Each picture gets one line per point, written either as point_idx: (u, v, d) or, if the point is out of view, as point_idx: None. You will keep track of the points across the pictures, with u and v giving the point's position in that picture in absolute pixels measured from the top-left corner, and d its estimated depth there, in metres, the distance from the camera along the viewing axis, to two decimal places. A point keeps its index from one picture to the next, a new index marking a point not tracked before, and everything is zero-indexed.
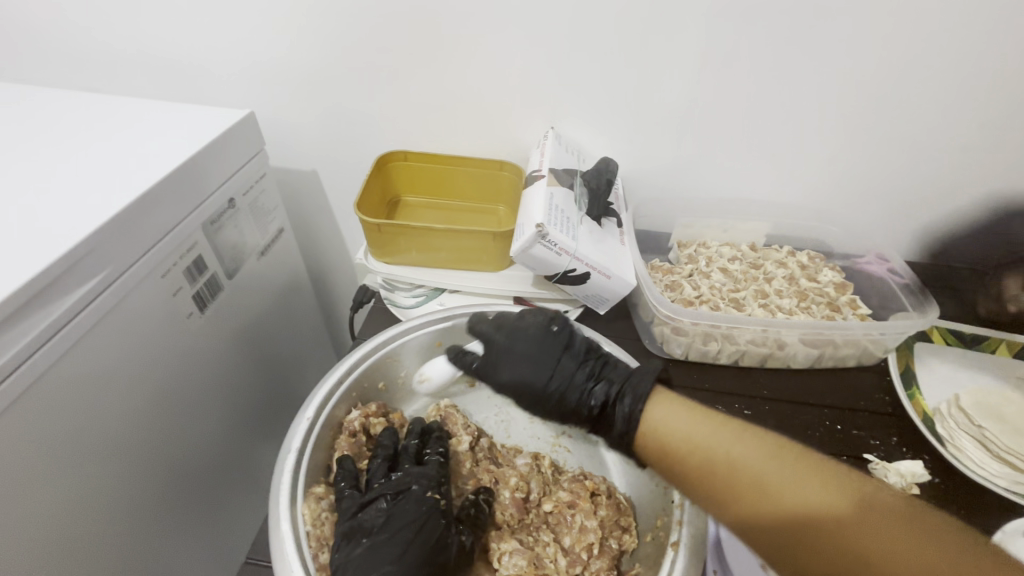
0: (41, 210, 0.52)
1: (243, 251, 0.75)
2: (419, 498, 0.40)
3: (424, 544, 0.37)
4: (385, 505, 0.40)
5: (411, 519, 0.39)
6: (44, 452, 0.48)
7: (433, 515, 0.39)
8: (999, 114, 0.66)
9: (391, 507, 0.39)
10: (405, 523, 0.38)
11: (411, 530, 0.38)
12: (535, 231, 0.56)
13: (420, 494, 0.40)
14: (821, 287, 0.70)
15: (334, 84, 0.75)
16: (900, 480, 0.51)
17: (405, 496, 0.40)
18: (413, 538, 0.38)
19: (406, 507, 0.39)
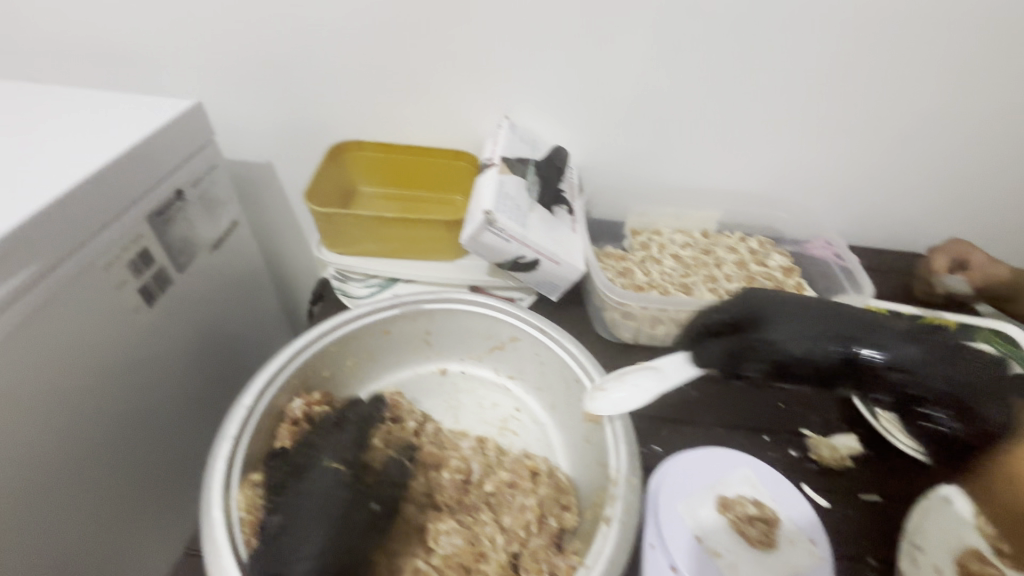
0: None
1: (194, 245, 0.74)
2: (325, 471, 0.40)
3: (332, 515, 0.37)
4: (307, 481, 0.39)
5: (317, 494, 0.38)
6: None
7: (338, 489, 0.39)
8: (935, 103, 0.69)
9: (306, 482, 0.39)
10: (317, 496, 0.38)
11: (321, 506, 0.38)
12: (483, 218, 0.56)
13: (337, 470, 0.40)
14: (770, 271, 0.72)
15: (286, 73, 0.74)
16: (831, 450, 0.54)
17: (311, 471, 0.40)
18: (321, 512, 0.37)
19: (318, 479, 0.40)
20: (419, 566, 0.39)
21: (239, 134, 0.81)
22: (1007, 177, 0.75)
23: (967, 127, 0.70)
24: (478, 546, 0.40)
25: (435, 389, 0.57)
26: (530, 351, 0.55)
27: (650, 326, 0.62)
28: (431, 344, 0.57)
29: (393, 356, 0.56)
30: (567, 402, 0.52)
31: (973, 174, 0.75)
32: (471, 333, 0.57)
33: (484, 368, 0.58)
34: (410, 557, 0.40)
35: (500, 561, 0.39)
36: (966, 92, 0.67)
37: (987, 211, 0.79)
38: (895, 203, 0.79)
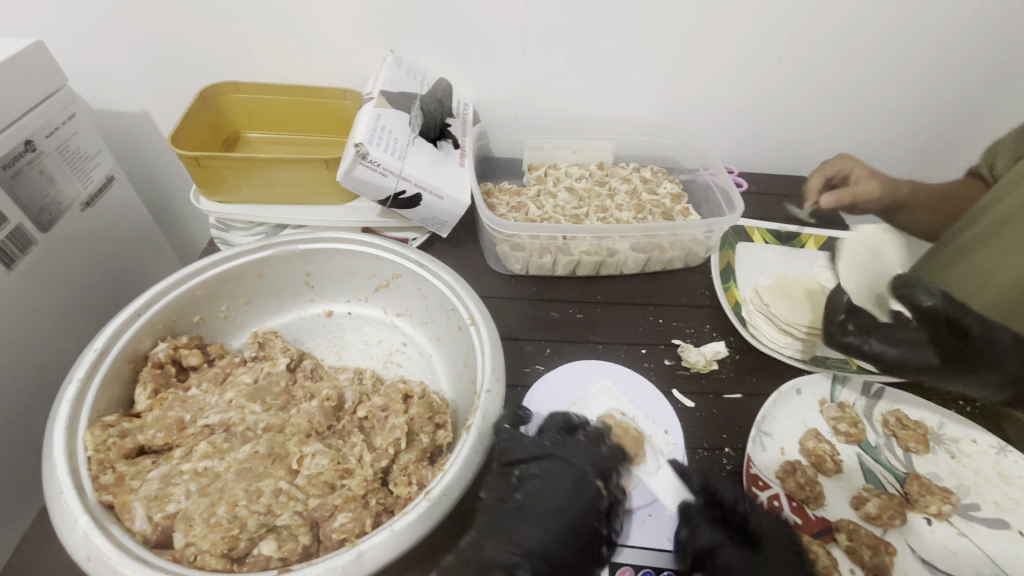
0: None
1: (59, 201, 0.68)
2: (586, 475, 0.41)
3: (562, 536, 0.38)
4: (534, 478, 0.41)
5: (569, 505, 0.39)
6: None
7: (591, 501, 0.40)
8: (808, 26, 0.71)
9: (532, 487, 0.40)
10: (560, 506, 0.39)
11: (572, 519, 0.39)
12: (355, 151, 0.55)
13: (571, 467, 0.42)
14: (659, 199, 0.74)
15: (142, 10, 0.67)
16: (701, 357, 0.57)
17: (564, 476, 0.41)
18: (579, 526, 0.39)
19: (549, 481, 0.40)
20: (281, 485, 0.38)
21: (104, 82, 0.74)
22: (873, 100, 0.80)
23: (838, 50, 0.73)
24: (348, 466, 0.40)
25: (318, 330, 0.56)
26: (412, 286, 0.55)
27: (539, 255, 0.63)
28: (312, 284, 0.56)
29: (271, 298, 0.55)
30: (449, 331, 0.53)
31: (844, 97, 0.79)
32: (353, 273, 0.56)
33: (371, 307, 0.58)
34: (269, 477, 0.39)
35: (366, 475, 0.40)
36: (835, 15, 0.70)
37: (856, 134, 0.84)
38: (778, 130, 0.83)
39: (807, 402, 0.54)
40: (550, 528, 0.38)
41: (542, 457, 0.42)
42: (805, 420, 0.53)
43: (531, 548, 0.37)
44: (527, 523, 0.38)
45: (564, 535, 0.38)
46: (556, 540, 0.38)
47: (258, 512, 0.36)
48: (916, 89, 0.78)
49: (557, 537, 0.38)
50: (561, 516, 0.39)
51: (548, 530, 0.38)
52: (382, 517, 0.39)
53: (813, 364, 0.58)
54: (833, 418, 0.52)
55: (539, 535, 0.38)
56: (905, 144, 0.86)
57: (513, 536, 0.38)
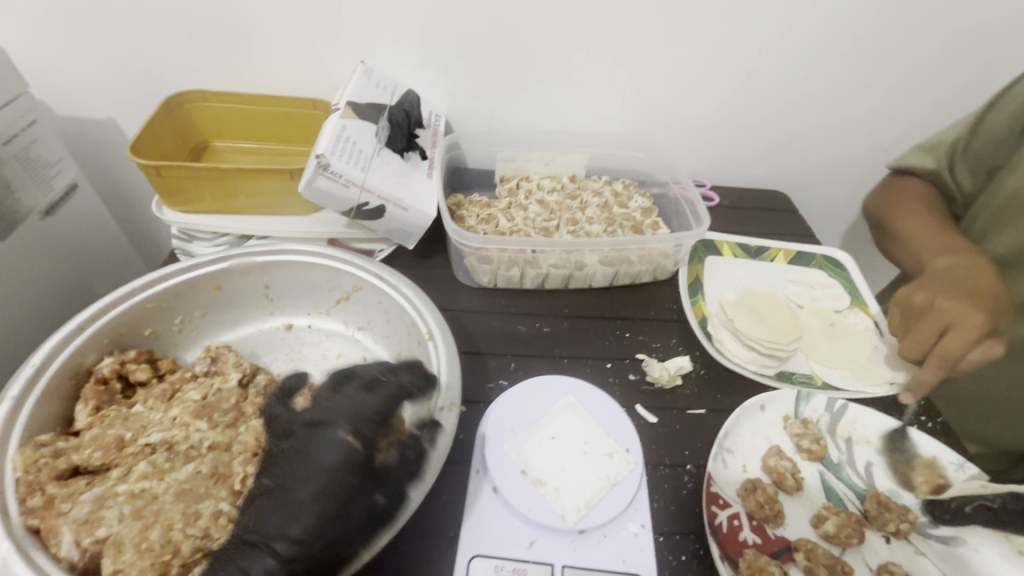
0: None
1: (17, 211, 0.67)
2: (335, 438, 0.37)
3: (316, 508, 0.34)
4: (282, 455, 0.37)
5: (307, 472, 0.36)
6: None
7: (342, 463, 0.36)
8: (773, 45, 0.72)
9: (280, 466, 0.37)
10: (307, 478, 0.36)
11: (321, 487, 0.35)
12: (316, 162, 0.54)
13: (314, 435, 0.38)
14: (630, 212, 0.74)
15: (106, 18, 0.66)
16: (665, 372, 0.56)
17: (317, 448, 0.37)
18: (329, 494, 0.35)
19: (298, 454, 0.37)
20: (221, 507, 0.37)
21: (67, 89, 0.73)
22: (841, 117, 0.81)
23: (803, 68, 0.75)
24: None
25: (277, 344, 0.55)
26: (373, 299, 0.54)
27: (506, 268, 0.63)
28: (271, 297, 0.55)
29: (228, 310, 0.54)
30: (409, 345, 0.52)
31: (811, 114, 0.80)
32: (313, 285, 0.55)
33: (332, 320, 0.57)
34: (209, 499, 0.37)
35: None
36: (797, 33, 0.71)
37: (825, 149, 0.85)
38: (749, 145, 0.84)
39: (770, 419, 0.54)
40: (307, 513, 0.34)
41: (295, 431, 0.38)
42: (768, 437, 0.53)
43: (278, 533, 0.33)
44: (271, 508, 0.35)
45: (324, 512, 0.34)
46: (305, 522, 0.34)
47: (194, 535, 0.35)
48: (881, 106, 0.80)
49: (301, 511, 0.34)
50: (307, 489, 0.35)
51: (300, 510, 0.34)
52: None
53: (778, 379, 0.58)
54: (796, 435, 0.52)
55: (281, 516, 0.34)
56: (873, 161, 0.87)
57: (258, 523, 0.34)
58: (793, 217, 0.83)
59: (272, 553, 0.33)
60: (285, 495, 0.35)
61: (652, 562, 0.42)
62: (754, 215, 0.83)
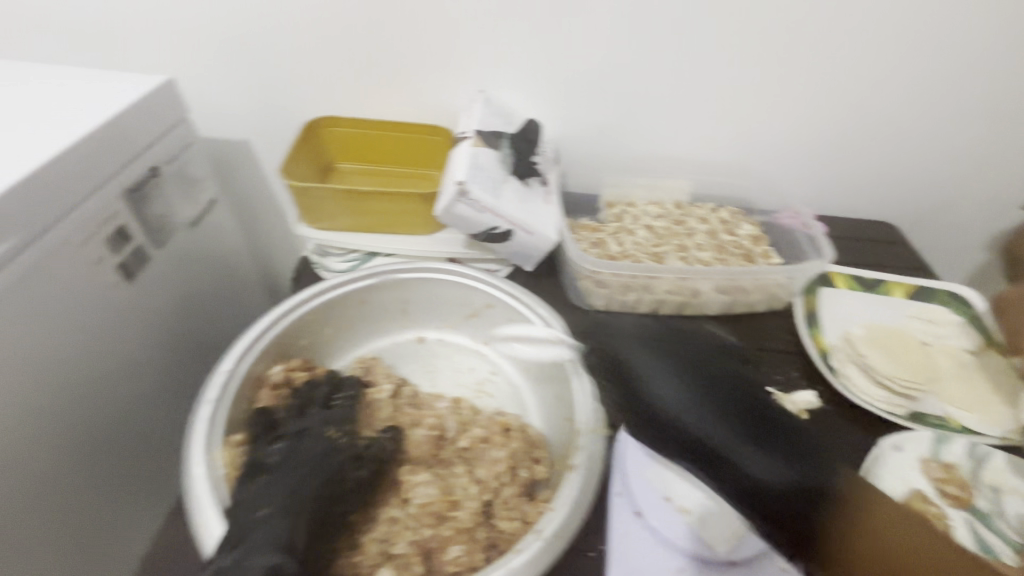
0: None
1: (171, 224, 0.74)
2: (319, 433, 0.42)
3: (311, 475, 0.39)
4: (282, 449, 0.41)
5: (296, 464, 0.40)
6: None
7: (328, 447, 0.41)
8: (890, 73, 0.71)
9: (280, 456, 0.41)
10: (293, 468, 0.39)
11: (289, 479, 0.38)
12: (456, 188, 0.58)
13: (305, 440, 0.42)
14: (738, 240, 0.74)
15: (257, 51, 0.74)
16: (795, 406, 0.56)
17: (303, 439, 0.42)
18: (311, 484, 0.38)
19: (293, 453, 0.41)
20: (394, 514, 0.41)
21: (213, 114, 0.81)
22: (962, 144, 0.78)
23: (922, 97, 0.73)
24: (454, 497, 0.42)
25: (412, 357, 0.58)
26: (503, 316, 0.58)
27: (622, 293, 0.64)
28: (407, 313, 0.59)
29: (370, 324, 0.58)
30: (540, 364, 0.55)
31: (928, 144, 0.78)
32: (446, 302, 0.59)
33: (461, 335, 0.60)
34: (382, 504, 0.42)
35: (473, 507, 0.41)
36: (915, 61, 0.70)
37: (944, 178, 0.82)
38: (859, 174, 0.82)
39: (909, 459, 0.52)
40: (296, 482, 0.38)
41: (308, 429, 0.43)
42: (908, 481, 0.51)
43: (275, 506, 0.36)
44: (268, 487, 0.38)
45: (304, 480, 0.38)
46: (285, 500, 0.37)
47: (376, 539, 0.39)
48: (1007, 136, 0.76)
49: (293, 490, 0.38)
50: (290, 479, 0.38)
51: (290, 490, 0.38)
52: (491, 551, 0.40)
53: (909, 419, 0.56)
54: (939, 480, 0.51)
55: (277, 496, 0.37)
56: (996, 191, 0.83)
57: (270, 496, 0.37)
58: (907, 249, 0.80)
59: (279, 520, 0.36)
60: (269, 471, 0.39)
61: None
62: (865, 246, 0.81)
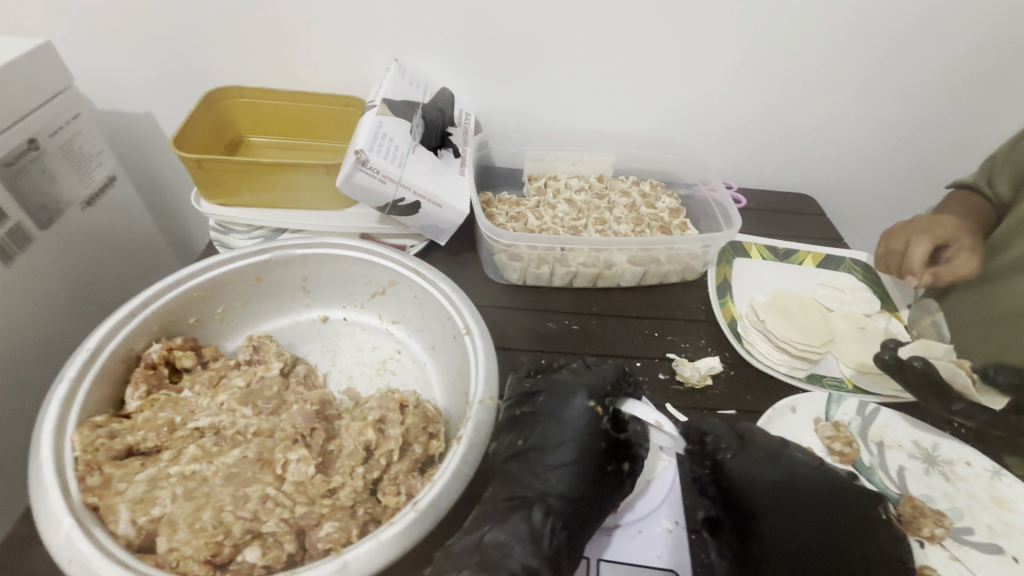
0: None
1: (60, 201, 0.69)
2: (583, 403, 0.42)
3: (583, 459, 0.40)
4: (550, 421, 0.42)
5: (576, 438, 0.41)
6: None
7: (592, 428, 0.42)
8: (806, 45, 0.72)
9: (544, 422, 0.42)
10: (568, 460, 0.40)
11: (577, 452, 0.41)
12: (355, 157, 0.55)
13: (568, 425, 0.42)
14: (657, 212, 0.75)
15: (148, 13, 0.68)
16: (695, 372, 0.56)
17: (567, 407, 0.42)
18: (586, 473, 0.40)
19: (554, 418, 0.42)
20: (268, 491, 0.38)
21: (108, 83, 0.75)
22: (873, 118, 0.80)
23: (835, 70, 0.74)
24: (332, 481, 0.39)
25: (313, 335, 0.56)
26: (408, 293, 0.55)
27: (536, 266, 0.64)
28: (309, 289, 0.56)
29: (267, 301, 0.55)
30: (445, 340, 0.53)
31: (841, 117, 0.80)
32: (349, 278, 0.56)
33: (366, 313, 0.58)
34: (256, 483, 0.38)
35: (356, 486, 0.39)
36: (829, 35, 0.71)
37: (857, 152, 0.84)
38: (780, 147, 0.84)
39: (801, 421, 0.54)
40: (567, 462, 0.40)
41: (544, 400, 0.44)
42: (798, 439, 0.52)
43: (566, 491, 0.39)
44: (549, 466, 0.40)
45: (583, 468, 0.40)
46: (566, 478, 0.40)
47: (244, 518, 0.36)
48: (913, 109, 0.79)
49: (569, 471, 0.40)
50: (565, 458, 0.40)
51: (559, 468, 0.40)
52: (370, 526, 0.39)
53: (807, 382, 0.58)
54: (827, 437, 0.52)
55: (562, 479, 0.39)
56: (902, 165, 0.86)
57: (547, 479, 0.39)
58: (819, 221, 0.83)
59: (546, 506, 0.38)
60: (525, 442, 0.41)
61: (686, 558, 0.42)
62: (782, 217, 0.83)
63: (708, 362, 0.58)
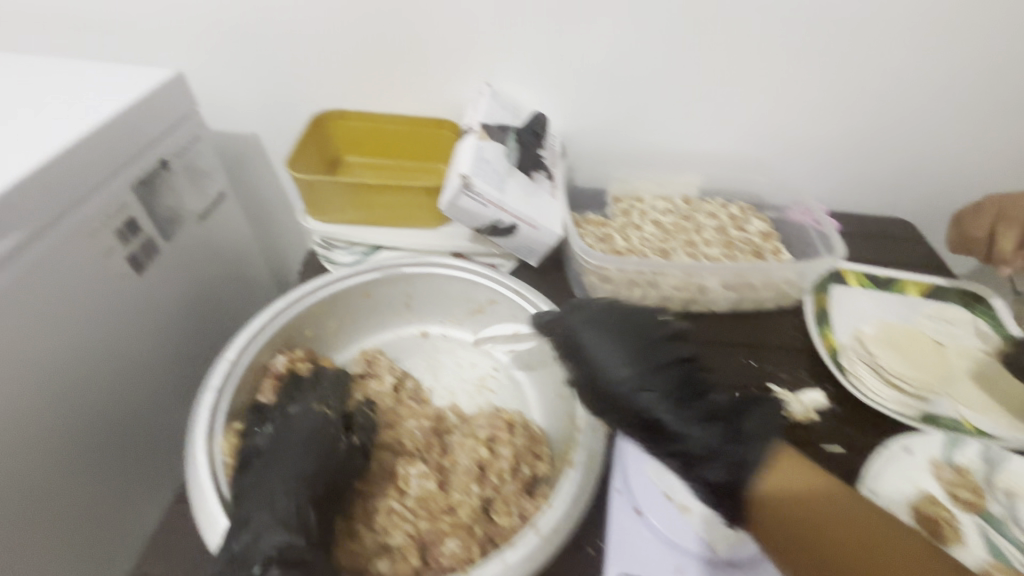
0: None
1: (180, 215, 0.74)
2: (307, 404, 0.43)
3: (318, 455, 0.39)
4: (289, 417, 0.42)
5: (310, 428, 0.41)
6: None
7: (325, 424, 0.42)
8: (911, 64, 0.69)
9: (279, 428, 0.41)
10: (304, 457, 0.39)
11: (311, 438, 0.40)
12: (460, 182, 0.58)
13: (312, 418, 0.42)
14: (748, 236, 0.73)
15: (266, 46, 0.74)
16: (802, 406, 0.55)
17: (303, 405, 0.43)
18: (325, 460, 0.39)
19: (297, 423, 0.41)
20: (392, 505, 0.41)
21: (223, 108, 0.82)
22: (984, 140, 0.75)
23: (941, 92, 0.71)
24: (450, 498, 0.42)
25: (414, 349, 0.58)
26: (508, 312, 0.57)
27: (627, 289, 0.63)
28: (411, 306, 0.59)
29: (373, 316, 0.58)
30: (544, 360, 0.54)
31: (947, 139, 0.75)
32: (451, 297, 0.59)
33: (463, 330, 0.60)
34: (381, 497, 0.42)
35: (472, 505, 0.41)
36: (936, 55, 0.68)
37: (964, 176, 0.79)
38: (876, 170, 0.80)
39: (919, 463, 0.50)
40: (303, 461, 0.39)
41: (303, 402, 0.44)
42: (916, 482, 0.49)
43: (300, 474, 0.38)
44: (299, 453, 0.39)
45: (318, 454, 0.39)
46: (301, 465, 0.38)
47: (372, 532, 0.40)
48: None
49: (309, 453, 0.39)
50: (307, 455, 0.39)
51: (304, 456, 0.39)
52: (488, 547, 0.40)
53: (921, 421, 0.54)
54: (949, 483, 0.49)
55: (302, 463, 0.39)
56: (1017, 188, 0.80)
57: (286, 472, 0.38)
58: (923, 247, 0.78)
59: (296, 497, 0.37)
60: (263, 462, 0.39)
61: None
62: (881, 243, 0.79)
63: (808, 393, 0.56)
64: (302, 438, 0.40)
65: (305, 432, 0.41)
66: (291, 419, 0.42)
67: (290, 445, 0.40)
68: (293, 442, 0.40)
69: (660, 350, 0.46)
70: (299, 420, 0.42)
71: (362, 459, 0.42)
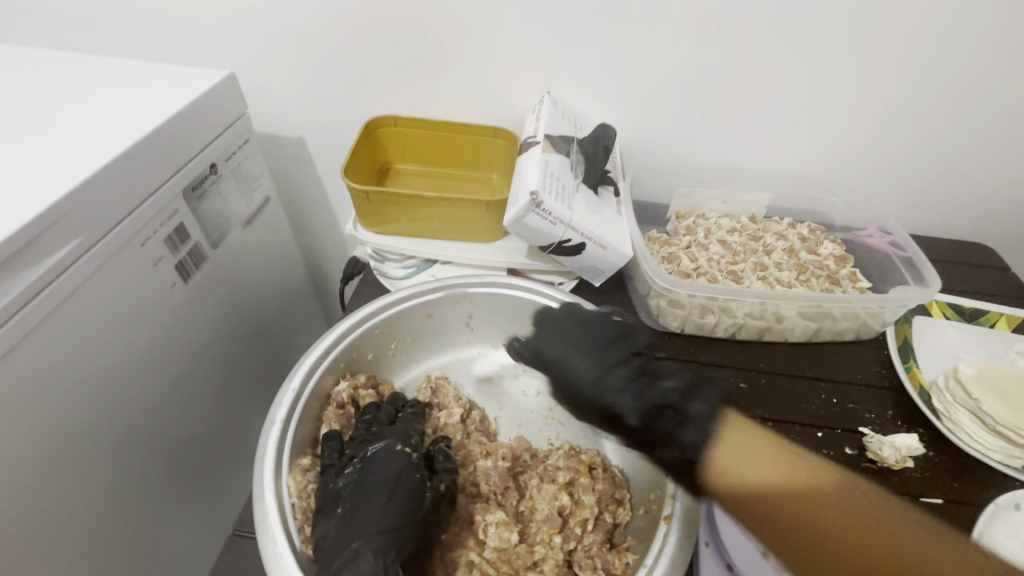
0: (19, 171, 0.48)
1: (227, 221, 0.72)
2: (388, 446, 0.43)
3: (401, 504, 0.39)
4: (368, 461, 0.42)
5: (388, 475, 0.40)
6: (47, 412, 0.48)
7: (408, 470, 0.41)
8: (1012, 82, 0.63)
9: (359, 472, 0.41)
10: (385, 506, 0.39)
11: (392, 487, 0.40)
12: (530, 200, 0.54)
13: (387, 463, 0.41)
14: (821, 259, 0.69)
15: (317, 47, 0.71)
16: (895, 454, 0.50)
17: (379, 449, 0.42)
18: (405, 509, 0.39)
19: (375, 468, 0.41)
20: (472, 558, 0.41)
21: (270, 111, 0.79)
22: None
23: None
24: (534, 551, 0.41)
25: (477, 374, 0.57)
26: None
27: (698, 314, 0.60)
28: (473, 328, 0.57)
29: (433, 338, 0.57)
30: None
31: None
32: (515, 319, 0.56)
33: None
34: (461, 547, 0.42)
35: (556, 559, 0.41)
36: None
37: None
38: (957, 190, 0.75)
39: None
40: (383, 513, 0.38)
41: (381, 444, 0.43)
42: None
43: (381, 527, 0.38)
44: (376, 504, 0.39)
45: (395, 503, 0.39)
46: (383, 516, 0.38)
47: None
48: None
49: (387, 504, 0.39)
50: (385, 504, 0.39)
51: (382, 506, 0.39)
52: None
53: None
54: None
55: (382, 515, 0.38)
56: None
57: (365, 523, 0.38)
58: (1007, 275, 0.73)
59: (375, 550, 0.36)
60: (344, 508, 0.39)
61: None
62: (961, 269, 0.74)
63: (906, 439, 0.50)
64: (380, 488, 0.40)
65: (379, 479, 0.40)
66: (369, 463, 0.42)
67: (368, 491, 0.40)
68: (372, 489, 0.40)
69: (614, 350, 0.49)
70: (376, 466, 0.41)
71: (444, 503, 0.42)
